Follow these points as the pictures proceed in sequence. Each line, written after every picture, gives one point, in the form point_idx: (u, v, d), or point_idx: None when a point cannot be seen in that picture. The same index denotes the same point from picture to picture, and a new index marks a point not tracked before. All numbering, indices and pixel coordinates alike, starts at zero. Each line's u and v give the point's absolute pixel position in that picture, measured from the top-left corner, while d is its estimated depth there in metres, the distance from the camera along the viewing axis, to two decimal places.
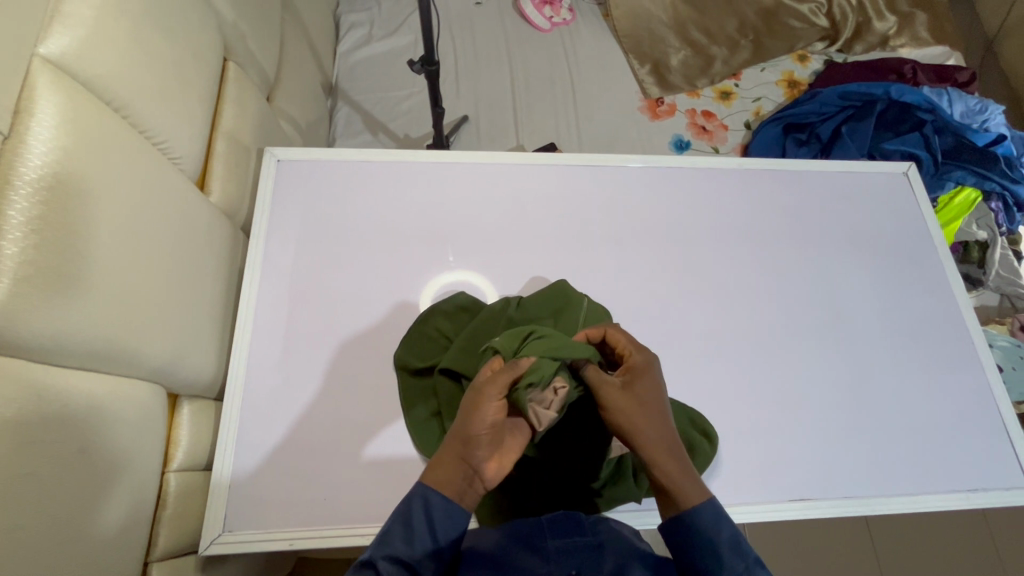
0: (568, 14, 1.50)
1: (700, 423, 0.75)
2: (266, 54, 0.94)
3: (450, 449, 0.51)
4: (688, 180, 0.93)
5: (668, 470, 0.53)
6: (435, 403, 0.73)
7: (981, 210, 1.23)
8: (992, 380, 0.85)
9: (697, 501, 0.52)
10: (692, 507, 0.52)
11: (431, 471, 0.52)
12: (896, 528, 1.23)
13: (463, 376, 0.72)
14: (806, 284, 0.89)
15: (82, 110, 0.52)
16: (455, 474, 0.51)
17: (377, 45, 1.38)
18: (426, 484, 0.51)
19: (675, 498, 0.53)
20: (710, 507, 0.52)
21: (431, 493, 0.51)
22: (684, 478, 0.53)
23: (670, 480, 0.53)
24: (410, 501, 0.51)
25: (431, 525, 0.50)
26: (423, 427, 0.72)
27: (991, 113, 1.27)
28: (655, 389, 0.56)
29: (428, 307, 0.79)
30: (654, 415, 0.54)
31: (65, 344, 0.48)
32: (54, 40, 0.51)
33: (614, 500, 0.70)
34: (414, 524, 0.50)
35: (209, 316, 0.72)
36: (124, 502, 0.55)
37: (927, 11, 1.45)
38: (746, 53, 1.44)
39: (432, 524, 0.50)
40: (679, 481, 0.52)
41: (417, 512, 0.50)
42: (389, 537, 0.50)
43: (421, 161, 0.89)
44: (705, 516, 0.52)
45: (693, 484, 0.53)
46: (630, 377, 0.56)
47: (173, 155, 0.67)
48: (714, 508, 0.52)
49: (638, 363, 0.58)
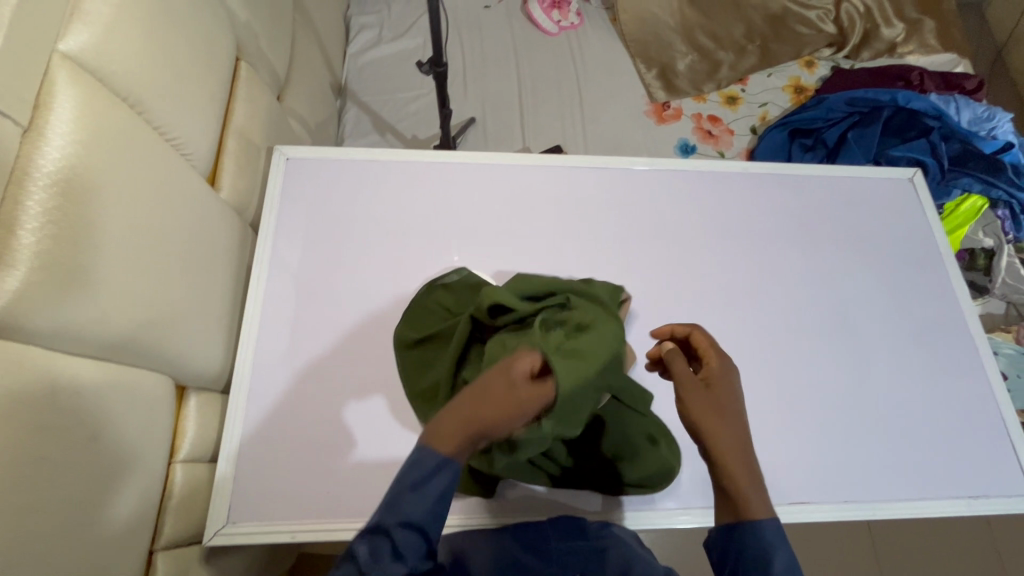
0: (576, 18, 1.51)
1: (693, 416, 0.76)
2: (278, 54, 0.96)
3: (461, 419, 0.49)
4: (694, 183, 0.94)
5: (745, 476, 0.53)
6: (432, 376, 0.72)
7: (988, 217, 1.23)
8: (997, 387, 0.85)
9: (761, 518, 0.52)
10: (756, 519, 0.51)
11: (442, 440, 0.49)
12: (898, 534, 1.22)
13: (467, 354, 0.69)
14: (809, 288, 0.89)
15: (98, 105, 0.53)
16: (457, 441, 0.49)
17: (387, 47, 1.40)
18: (429, 450, 0.49)
19: (739, 508, 0.52)
20: (774, 526, 0.51)
21: (437, 458, 0.49)
22: (756, 490, 0.53)
23: (738, 492, 0.52)
24: (419, 465, 0.49)
25: (439, 487, 0.49)
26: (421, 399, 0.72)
27: (999, 121, 1.27)
28: (733, 401, 0.56)
29: (427, 284, 0.80)
30: (732, 426, 0.54)
31: (76, 333, 0.49)
32: (74, 37, 0.52)
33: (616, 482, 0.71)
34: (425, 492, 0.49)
35: (217, 310, 0.73)
36: (132, 491, 0.56)
37: (935, 18, 1.45)
38: (752, 58, 1.44)
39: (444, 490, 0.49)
40: (749, 494, 0.52)
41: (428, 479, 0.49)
42: (400, 502, 0.49)
43: (429, 161, 0.90)
44: (768, 534, 0.51)
45: (762, 500, 0.52)
46: (708, 384, 0.56)
47: (186, 151, 0.68)
48: (778, 531, 0.51)
49: (716, 368, 0.57)
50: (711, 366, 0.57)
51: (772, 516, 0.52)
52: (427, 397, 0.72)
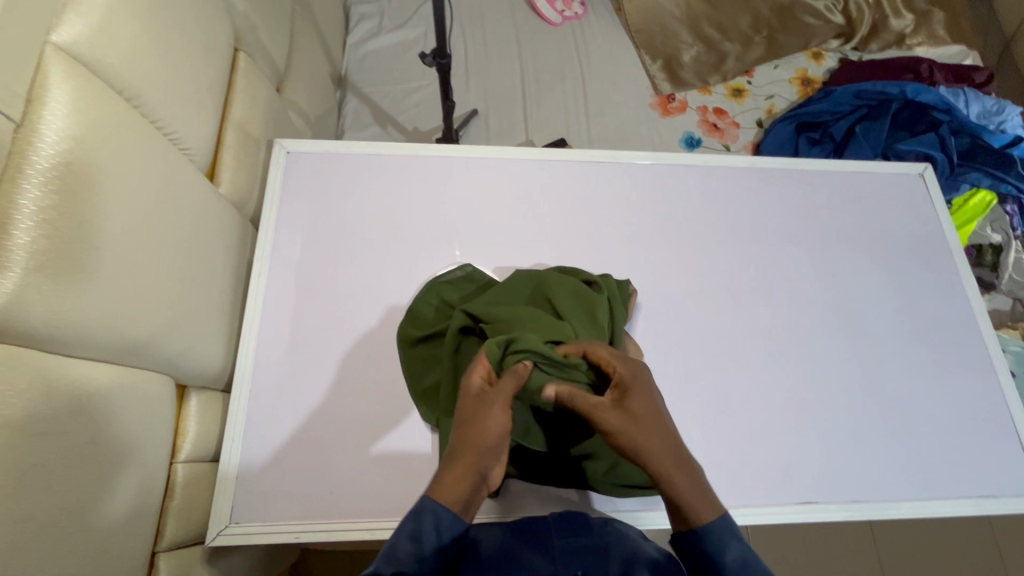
0: (580, 7, 1.49)
1: None
2: (277, 44, 0.93)
3: (460, 463, 0.52)
4: (701, 178, 0.92)
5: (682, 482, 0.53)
6: (439, 371, 0.73)
7: (997, 213, 1.21)
8: (1005, 385, 0.84)
9: (709, 518, 0.52)
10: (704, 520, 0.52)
11: (440, 487, 0.52)
12: (900, 532, 1.22)
13: (473, 338, 0.72)
14: (818, 284, 0.88)
15: (93, 98, 0.51)
16: (467, 487, 0.52)
17: (387, 37, 1.38)
18: (435, 501, 0.51)
19: (686, 513, 0.53)
20: (723, 521, 0.53)
21: (443, 510, 0.50)
22: (697, 490, 0.53)
23: (680, 496, 0.53)
24: (419, 515, 0.50)
25: (440, 538, 0.49)
26: (427, 396, 0.73)
27: (1009, 114, 1.25)
28: (648, 401, 0.56)
29: (427, 282, 0.80)
30: (656, 430, 0.54)
31: (74, 334, 0.48)
32: (67, 28, 0.50)
33: (622, 483, 0.70)
34: (424, 538, 0.49)
35: (218, 309, 0.72)
36: (132, 496, 0.55)
37: (945, 9, 1.42)
38: (759, 50, 1.42)
39: (442, 535, 0.50)
40: (693, 494, 0.53)
41: (426, 525, 0.50)
42: (396, 550, 0.48)
43: (430, 155, 0.88)
44: (720, 531, 0.52)
45: (704, 497, 0.53)
46: (622, 392, 0.57)
47: (184, 146, 0.66)
48: (727, 524, 0.53)
49: (627, 374, 0.58)
50: (620, 372, 0.58)
51: (719, 511, 0.53)
52: (431, 394, 0.73)
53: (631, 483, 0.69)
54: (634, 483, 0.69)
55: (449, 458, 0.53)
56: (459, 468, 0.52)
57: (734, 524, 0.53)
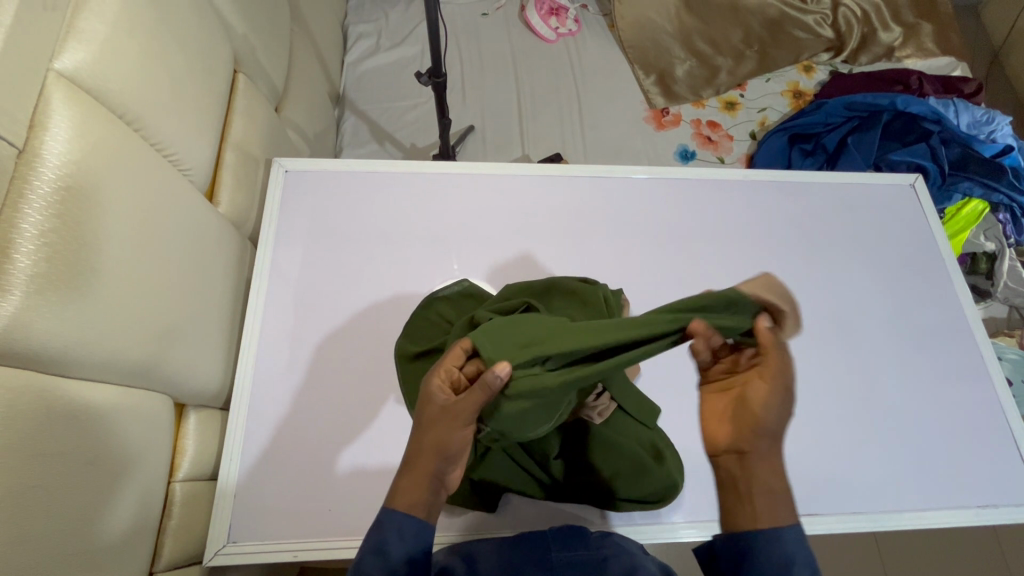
0: (574, 24, 1.51)
1: (664, 445, 0.71)
2: (275, 65, 0.95)
3: (416, 468, 0.50)
4: (695, 191, 0.94)
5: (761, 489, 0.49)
6: None
7: (988, 221, 1.23)
8: (1002, 393, 0.85)
9: (784, 526, 0.48)
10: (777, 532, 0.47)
11: (397, 494, 0.50)
12: (903, 543, 1.22)
13: None
14: (812, 295, 0.89)
15: (95, 121, 0.53)
16: (423, 491, 0.50)
17: (385, 55, 1.40)
18: (391, 510, 0.49)
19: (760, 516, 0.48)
20: (795, 532, 0.48)
21: (403, 518, 0.49)
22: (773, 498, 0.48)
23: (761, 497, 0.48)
24: (381, 529, 0.49)
25: (407, 549, 0.48)
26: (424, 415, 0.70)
27: (998, 123, 1.27)
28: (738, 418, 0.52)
29: (422, 300, 0.80)
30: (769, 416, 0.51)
31: (74, 356, 0.49)
32: (70, 55, 0.52)
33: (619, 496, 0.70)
34: (389, 550, 0.48)
35: (217, 327, 0.72)
36: (132, 516, 0.56)
37: (933, 21, 1.45)
38: (751, 63, 1.44)
39: (409, 547, 0.48)
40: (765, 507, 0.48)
41: (388, 539, 0.48)
42: (364, 566, 0.48)
43: (426, 172, 0.89)
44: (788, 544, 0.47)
45: (782, 505, 0.48)
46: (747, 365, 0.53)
47: (183, 166, 0.67)
48: (797, 536, 0.47)
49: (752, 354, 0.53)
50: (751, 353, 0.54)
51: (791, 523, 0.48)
52: None
53: (626, 497, 0.70)
54: (629, 497, 0.70)
55: (405, 464, 0.51)
56: (417, 473, 0.50)
57: (804, 537, 0.48)
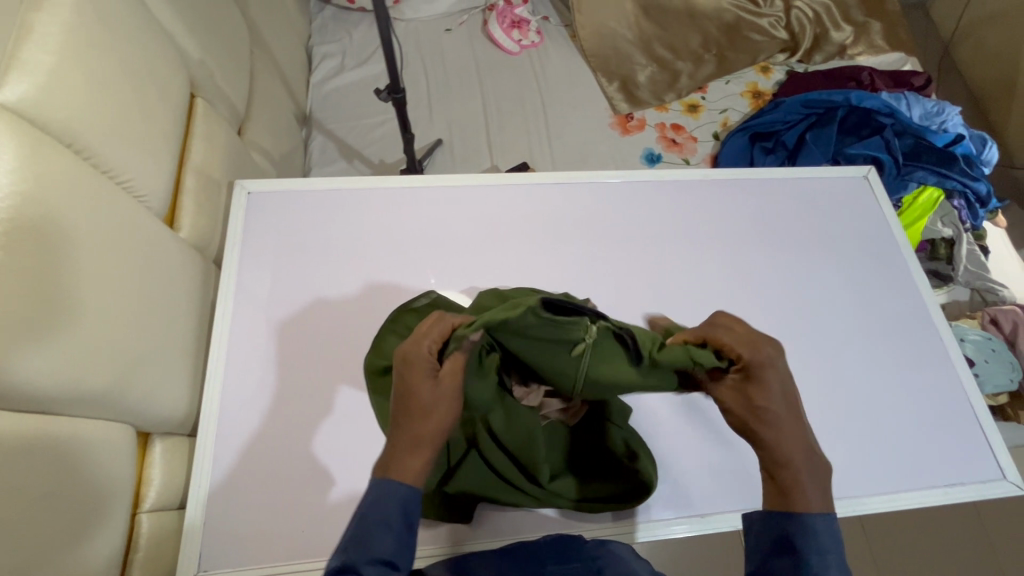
0: (537, 36, 1.53)
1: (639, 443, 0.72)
2: (235, 88, 0.95)
3: (417, 447, 0.53)
4: (657, 194, 0.95)
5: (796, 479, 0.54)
6: None
7: (946, 208, 1.26)
8: (964, 373, 0.87)
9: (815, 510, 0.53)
10: (810, 513, 0.53)
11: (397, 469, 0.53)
12: (888, 529, 1.23)
13: None
14: (775, 288, 0.91)
15: (42, 152, 0.52)
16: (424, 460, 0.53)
17: (350, 74, 1.41)
18: (394, 483, 0.52)
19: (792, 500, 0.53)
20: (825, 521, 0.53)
21: (403, 490, 0.52)
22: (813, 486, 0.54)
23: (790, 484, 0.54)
24: (382, 503, 0.51)
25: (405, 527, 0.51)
26: None
27: (948, 114, 1.32)
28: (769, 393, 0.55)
29: (395, 310, 0.79)
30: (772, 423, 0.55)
31: (27, 389, 0.48)
32: (14, 87, 0.52)
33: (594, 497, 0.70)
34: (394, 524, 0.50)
35: (182, 353, 0.72)
36: (94, 550, 0.54)
37: (882, 19, 1.51)
38: (710, 67, 1.48)
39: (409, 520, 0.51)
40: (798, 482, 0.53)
41: (393, 513, 0.51)
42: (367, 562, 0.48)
43: (392, 186, 0.90)
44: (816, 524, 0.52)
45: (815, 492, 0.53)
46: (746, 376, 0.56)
47: (140, 193, 0.67)
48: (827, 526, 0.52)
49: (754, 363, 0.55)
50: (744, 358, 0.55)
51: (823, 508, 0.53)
52: None
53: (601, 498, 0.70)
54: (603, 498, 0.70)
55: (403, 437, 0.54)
56: (419, 449, 0.53)
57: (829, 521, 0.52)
